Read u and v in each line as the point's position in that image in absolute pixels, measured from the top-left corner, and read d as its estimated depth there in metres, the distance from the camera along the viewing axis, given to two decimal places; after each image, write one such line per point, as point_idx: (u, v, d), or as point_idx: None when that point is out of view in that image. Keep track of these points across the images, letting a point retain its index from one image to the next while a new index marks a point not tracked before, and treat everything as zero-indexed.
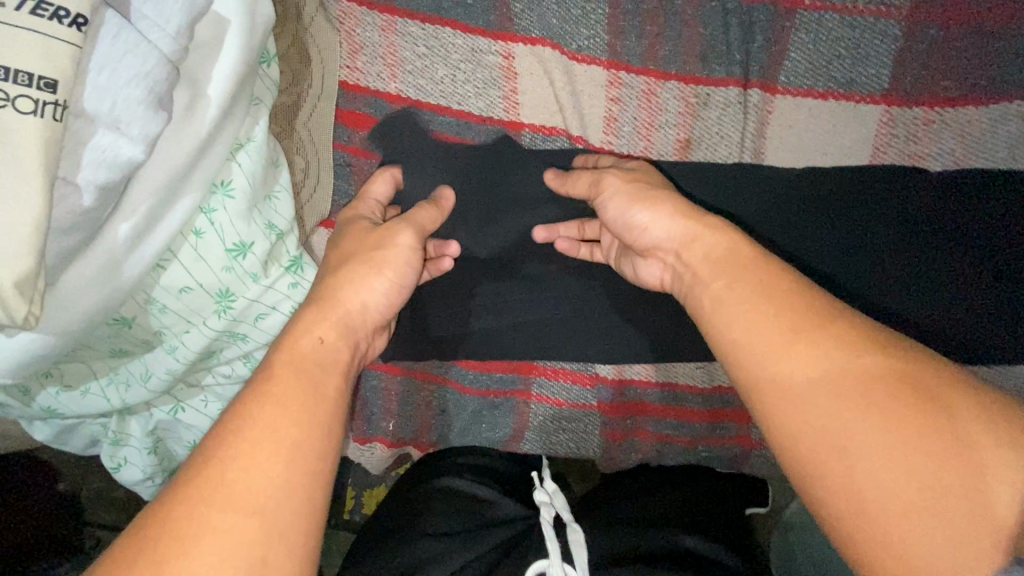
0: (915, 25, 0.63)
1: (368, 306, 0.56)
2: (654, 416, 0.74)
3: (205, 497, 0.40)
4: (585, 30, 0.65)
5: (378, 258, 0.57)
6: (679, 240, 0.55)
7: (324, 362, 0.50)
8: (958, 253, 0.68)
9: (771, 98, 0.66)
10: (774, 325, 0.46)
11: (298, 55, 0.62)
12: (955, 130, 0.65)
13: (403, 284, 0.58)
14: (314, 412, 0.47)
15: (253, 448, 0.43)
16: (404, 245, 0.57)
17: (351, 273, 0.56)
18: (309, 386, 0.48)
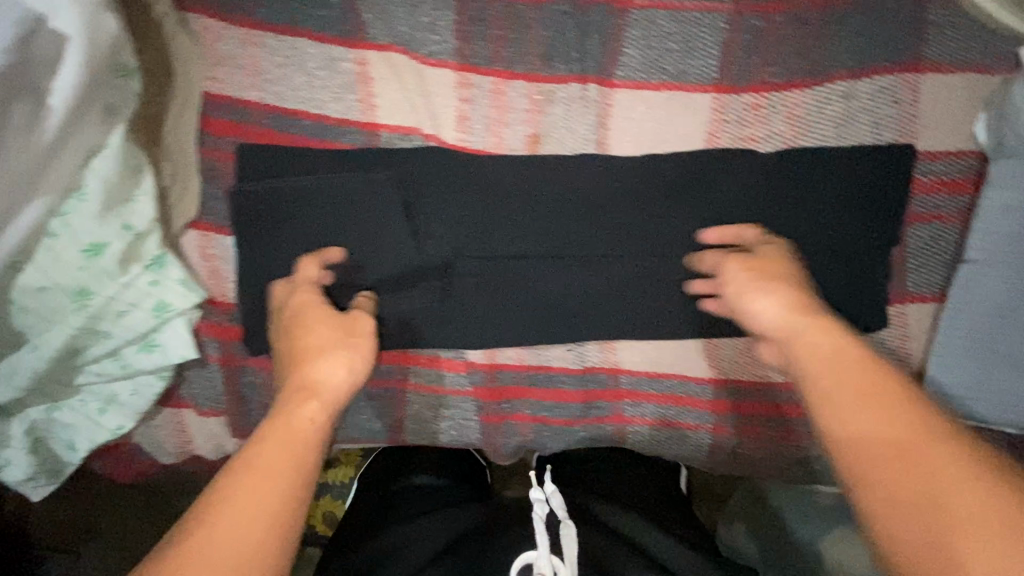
0: (737, 18, 0.68)
1: (344, 383, 0.54)
2: (530, 400, 0.79)
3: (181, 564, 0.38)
4: (435, 37, 0.69)
5: (353, 343, 0.57)
6: (782, 321, 0.55)
7: (310, 443, 0.47)
8: (789, 242, 0.71)
9: (610, 92, 0.70)
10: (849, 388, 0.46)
11: (163, 68, 0.67)
12: (782, 113, 0.69)
13: (362, 364, 0.56)
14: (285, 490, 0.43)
15: (229, 525, 0.40)
16: (369, 331, 0.60)
17: (331, 357, 0.55)
18: (297, 462, 0.45)
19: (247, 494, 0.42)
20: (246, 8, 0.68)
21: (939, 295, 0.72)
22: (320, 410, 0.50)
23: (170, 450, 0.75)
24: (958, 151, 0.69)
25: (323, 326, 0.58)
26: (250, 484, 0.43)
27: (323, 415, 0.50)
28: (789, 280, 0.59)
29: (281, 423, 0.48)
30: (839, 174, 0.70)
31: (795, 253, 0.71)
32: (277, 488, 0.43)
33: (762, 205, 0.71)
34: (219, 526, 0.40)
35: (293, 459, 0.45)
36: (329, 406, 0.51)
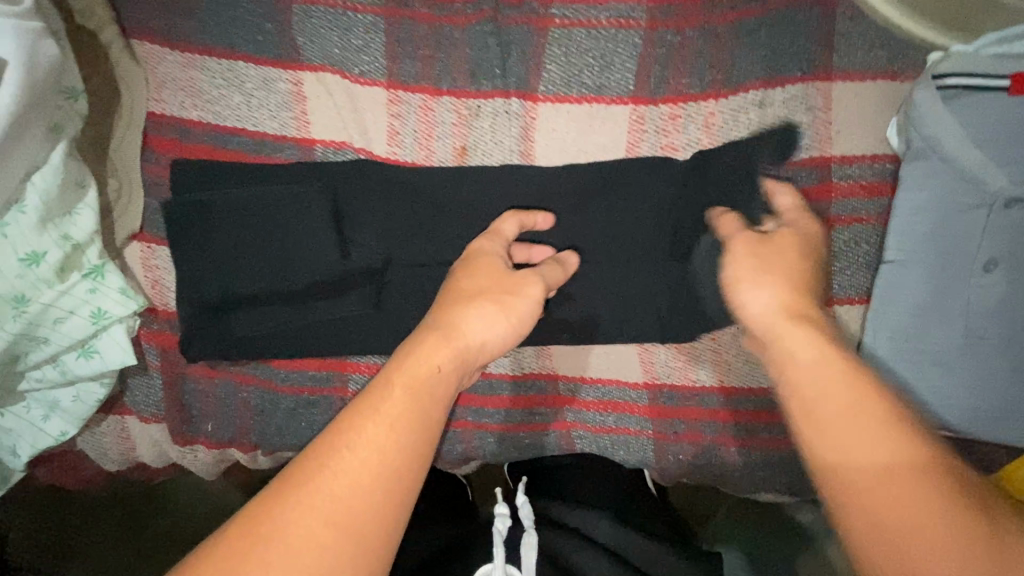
0: (651, 33, 0.72)
1: (484, 344, 0.58)
2: (470, 407, 0.79)
3: (311, 477, 0.45)
4: (365, 58, 0.74)
5: (510, 303, 0.60)
6: (774, 315, 0.54)
7: (438, 393, 0.53)
8: None
9: (533, 106, 0.73)
10: (826, 384, 0.47)
11: (110, 90, 0.72)
12: (699, 122, 0.72)
13: (517, 329, 0.61)
14: (415, 443, 0.49)
15: (355, 453, 0.46)
16: (533, 297, 0.62)
17: (481, 309, 0.59)
18: (426, 413, 0.50)
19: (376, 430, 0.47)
20: (188, 35, 0.72)
21: (865, 297, 0.72)
22: (450, 358, 0.55)
23: (114, 459, 0.77)
24: (874, 155, 0.71)
25: (484, 275, 0.62)
26: (387, 415, 0.49)
27: (454, 367, 0.55)
28: (798, 273, 0.58)
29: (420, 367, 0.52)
30: (755, 178, 0.71)
31: None
32: (408, 438, 0.48)
33: (688, 209, 0.71)
34: (353, 448, 0.46)
35: (420, 410, 0.50)
36: (461, 356, 0.56)
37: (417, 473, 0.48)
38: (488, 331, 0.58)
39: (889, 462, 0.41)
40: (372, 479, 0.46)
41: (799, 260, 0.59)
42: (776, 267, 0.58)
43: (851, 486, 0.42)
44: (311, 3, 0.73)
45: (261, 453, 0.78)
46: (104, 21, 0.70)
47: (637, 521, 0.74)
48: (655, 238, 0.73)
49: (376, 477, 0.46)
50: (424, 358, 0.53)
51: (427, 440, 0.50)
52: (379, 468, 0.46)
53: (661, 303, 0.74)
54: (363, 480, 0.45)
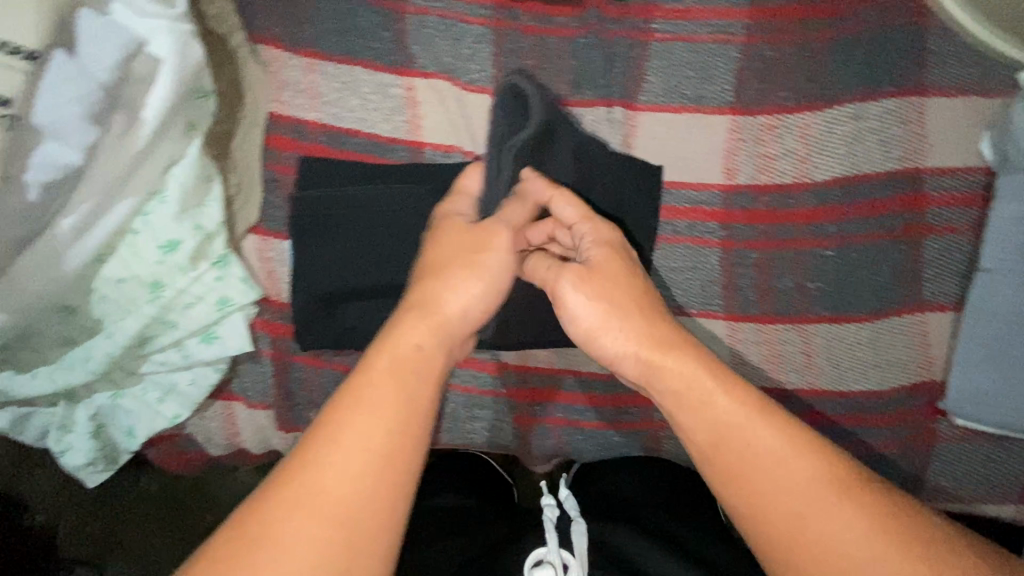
0: (749, 49, 0.76)
1: (466, 312, 0.58)
2: (560, 404, 0.81)
3: (299, 481, 0.46)
4: (475, 66, 0.78)
5: (482, 264, 0.59)
6: (643, 363, 0.57)
7: (423, 369, 0.53)
8: (803, 250, 0.75)
9: (635, 114, 0.77)
10: (743, 414, 0.52)
11: (236, 91, 0.75)
12: (795, 133, 0.75)
13: (501, 287, 0.60)
14: (410, 420, 0.50)
15: (336, 448, 0.47)
16: (502, 247, 0.61)
17: (454, 278, 0.59)
18: (413, 392, 0.51)
19: (354, 425, 0.48)
20: (310, 41, 0.77)
21: (957, 305, 0.74)
22: (428, 334, 0.55)
23: (219, 443, 0.79)
24: (966, 168, 0.73)
25: (449, 244, 0.61)
26: (367, 406, 0.49)
27: (434, 341, 0.55)
28: (632, 295, 0.59)
29: (392, 349, 0.52)
30: (845, 188, 0.74)
31: (813, 263, 0.75)
32: (399, 418, 0.49)
33: (780, 218, 0.75)
34: (343, 444, 0.47)
35: (407, 390, 0.51)
36: (438, 330, 0.55)
37: (417, 447, 0.49)
38: (459, 294, 0.58)
39: (810, 483, 0.49)
40: (366, 463, 0.47)
41: (622, 278, 0.59)
42: (608, 299, 0.58)
43: (765, 495, 0.50)
44: (425, 14, 0.78)
45: None
46: (235, 27, 0.75)
47: (686, 517, 0.73)
48: (750, 244, 0.76)
49: (364, 461, 0.47)
50: (401, 337, 0.54)
51: (419, 415, 0.50)
52: (373, 452, 0.47)
53: (756, 306, 0.76)
54: (360, 466, 0.47)
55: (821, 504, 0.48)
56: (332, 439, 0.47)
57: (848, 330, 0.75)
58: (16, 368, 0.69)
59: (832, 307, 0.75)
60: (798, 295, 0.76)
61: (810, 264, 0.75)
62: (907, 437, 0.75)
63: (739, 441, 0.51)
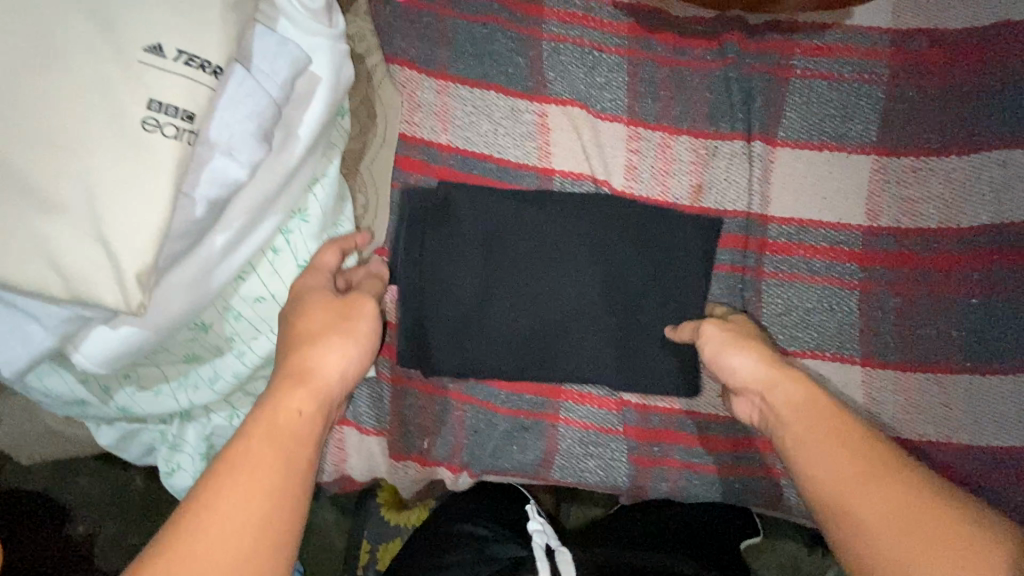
0: (894, 89, 0.74)
1: (344, 376, 0.56)
2: (679, 445, 0.77)
3: (175, 549, 0.43)
4: (608, 95, 0.77)
5: (350, 328, 0.57)
6: (762, 373, 0.60)
7: (302, 436, 0.50)
8: (947, 297, 0.73)
9: (772, 150, 0.75)
10: (815, 406, 0.56)
11: (367, 109, 0.73)
12: (941, 177, 0.73)
13: (372, 352, 0.58)
14: (283, 491, 0.47)
15: (214, 513, 0.44)
16: (370, 315, 0.58)
17: (326, 343, 0.55)
18: (290, 462, 0.49)
19: (231, 490, 0.45)
20: (445, 63, 0.76)
21: None
22: (308, 399, 0.52)
23: (327, 468, 0.78)
24: None
25: (319, 311, 0.57)
26: (251, 470, 0.47)
27: (315, 411, 0.52)
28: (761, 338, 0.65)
29: (270, 414, 0.50)
30: (991, 235, 0.72)
31: (957, 310, 0.72)
32: (273, 487, 0.47)
33: (922, 263, 0.73)
34: (223, 507, 0.45)
35: (282, 459, 0.48)
36: (317, 396, 0.53)
37: (292, 518, 0.47)
38: (338, 362, 0.55)
39: (859, 465, 0.52)
40: (236, 536, 0.44)
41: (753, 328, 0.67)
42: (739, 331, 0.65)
43: (818, 472, 0.53)
44: (561, 41, 0.77)
45: (468, 474, 0.78)
46: (373, 47, 0.74)
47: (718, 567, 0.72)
48: (888, 287, 0.74)
49: (241, 529, 0.44)
50: (281, 403, 0.51)
51: (296, 484, 0.48)
52: (247, 523, 0.45)
53: (892, 351, 0.74)
54: (229, 542, 0.43)
55: (871, 480, 0.51)
56: (209, 503, 0.45)
57: (998, 382, 0.71)
58: (141, 384, 0.67)
59: (979, 357, 0.72)
60: (939, 343, 0.73)
61: (952, 312, 0.72)
62: None
63: (799, 423, 0.56)
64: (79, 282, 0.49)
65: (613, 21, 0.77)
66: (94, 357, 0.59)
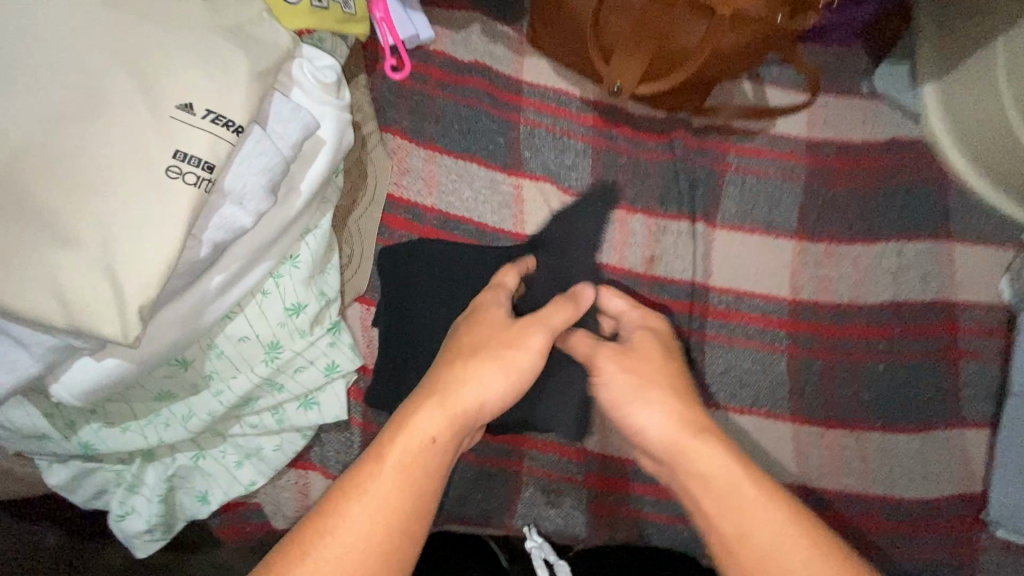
0: (810, 186, 0.89)
1: (485, 404, 0.57)
2: (633, 494, 0.82)
3: (299, 555, 0.46)
4: (575, 174, 0.88)
5: (506, 356, 0.59)
6: (669, 436, 0.58)
7: (433, 464, 0.52)
8: (859, 364, 0.84)
9: (713, 230, 0.87)
10: (750, 499, 0.52)
11: (359, 170, 0.81)
12: (850, 261, 0.87)
13: (524, 382, 0.59)
14: (406, 522, 0.49)
15: (338, 529, 0.47)
16: (531, 351, 0.60)
17: (480, 367, 0.57)
18: (418, 491, 0.50)
19: (359, 509, 0.48)
20: (433, 136, 0.85)
21: (989, 423, 0.84)
22: (444, 428, 0.54)
23: (286, 515, 0.76)
24: (990, 304, 0.87)
25: (482, 333, 0.61)
26: (381, 493, 0.49)
27: (450, 437, 0.54)
28: (666, 377, 0.62)
29: (408, 435, 0.52)
30: (891, 312, 0.85)
31: (867, 376, 0.84)
32: (397, 515, 0.49)
33: (837, 334, 0.85)
34: (351, 526, 0.47)
35: (412, 488, 0.50)
36: (455, 422, 0.54)
37: (404, 553, 0.48)
38: (483, 387, 0.56)
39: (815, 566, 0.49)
40: (356, 556, 0.46)
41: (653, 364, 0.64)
42: (636, 376, 0.62)
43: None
44: (536, 126, 0.88)
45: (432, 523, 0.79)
46: (369, 117, 0.82)
47: None
48: (810, 353, 0.85)
49: (362, 552, 0.47)
50: (416, 427, 0.53)
51: (416, 518, 0.49)
52: (367, 546, 0.47)
53: (817, 410, 0.83)
54: (348, 562, 0.46)
55: None
56: (336, 518, 0.48)
57: (901, 440, 0.82)
58: (108, 421, 0.67)
59: (887, 417, 0.83)
60: (855, 404, 0.83)
61: (862, 377, 0.84)
62: (953, 547, 0.80)
63: (740, 519, 0.52)
64: (81, 313, 0.52)
65: (580, 114, 0.90)
66: (72, 389, 0.60)
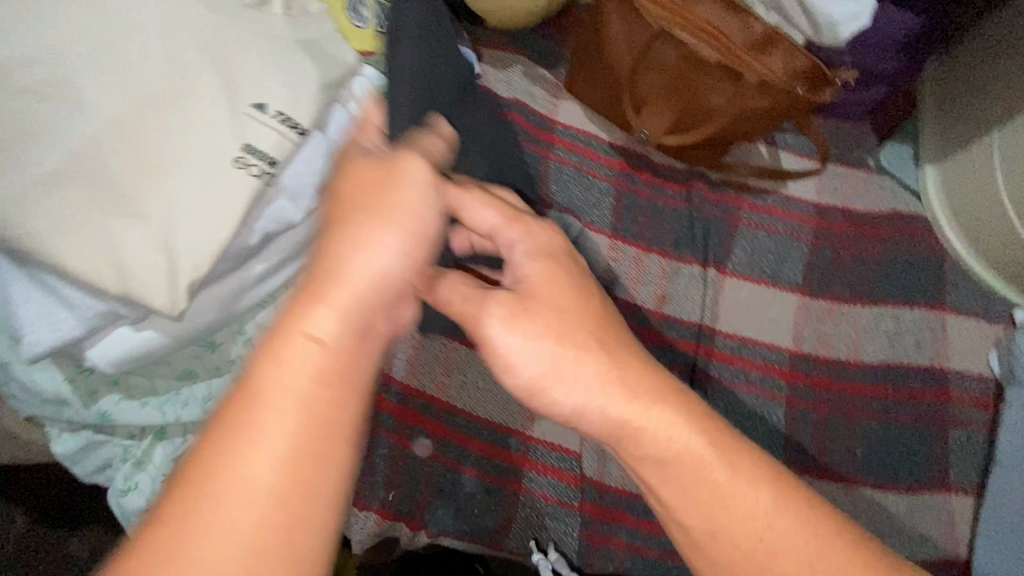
0: (815, 247, 0.95)
1: (383, 271, 0.46)
2: (626, 526, 0.83)
3: (182, 524, 0.38)
4: (598, 211, 0.93)
5: (391, 210, 0.48)
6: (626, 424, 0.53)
7: (330, 363, 0.43)
8: (853, 420, 0.87)
9: (723, 277, 0.92)
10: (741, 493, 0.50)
11: None
12: (850, 321, 0.92)
13: (424, 234, 0.48)
14: (307, 450, 0.40)
15: (221, 483, 0.38)
16: (416, 191, 0.48)
17: (365, 234, 0.46)
18: (317, 404, 0.41)
19: (243, 450, 0.39)
20: None
21: (975, 490, 0.87)
22: (334, 319, 0.44)
23: None
24: (980, 375, 0.91)
25: (354, 183, 0.49)
26: (265, 424, 0.40)
27: (345, 323, 0.44)
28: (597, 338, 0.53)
29: (285, 338, 0.42)
30: (886, 372, 0.89)
31: (860, 432, 0.87)
32: (292, 444, 0.40)
33: (834, 389, 0.88)
34: (238, 472, 0.39)
35: (301, 405, 0.41)
36: (351, 309, 0.45)
37: (316, 481, 0.40)
38: (381, 250, 0.46)
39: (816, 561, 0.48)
40: (257, 502, 0.39)
41: (578, 311, 0.53)
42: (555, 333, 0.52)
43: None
44: (564, 163, 0.94)
45: (426, 534, 0.80)
46: None
47: None
48: (807, 404, 0.88)
49: (264, 495, 0.39)
50: (298, 331, 0.43)
51: (321, 437, 0.41)
52: (268, 487, 0.39)
53: (813, 461, 0.85)
54: (246, 510, 0.38)
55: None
56: (215, 468, 0.39)
57: (892, 497, 0.84)
58: (127, 394, 0.68)
59: (879, 472, 0.85)
60: (848, 457, 0.86)
61: (856, 432, 0.87)
62: None
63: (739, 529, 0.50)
64: (134, 281, 0.56)
65: (607, 157, 0.96)
66: (109, 356, 0.62)
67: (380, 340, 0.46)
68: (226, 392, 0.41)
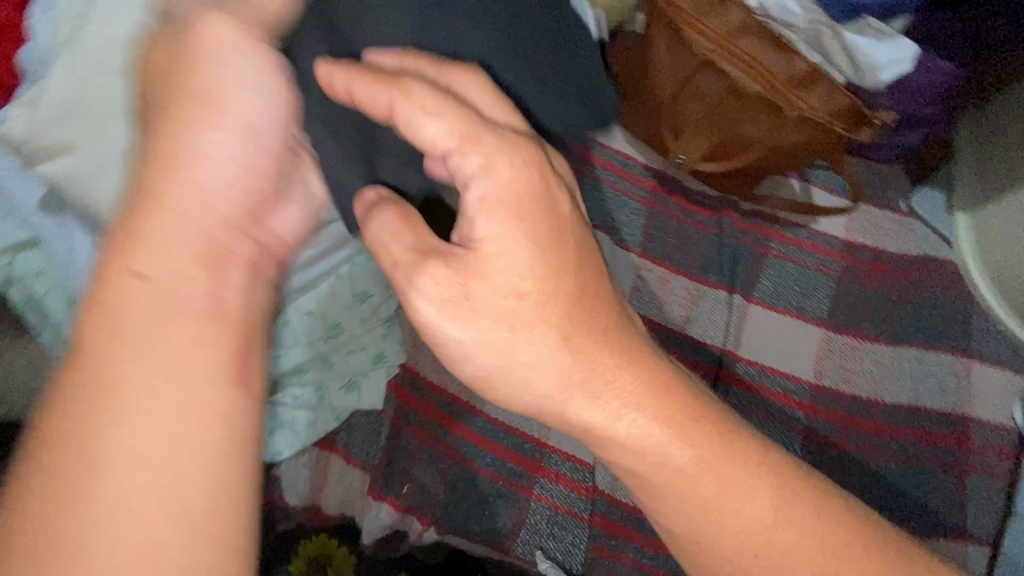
0: (843, 283, 0.96)
1: (219, 174, 0.45)
2: (636, 544, 0.82)
3: (61, 488, 0.37)
4: (628, 230, 0.95)
5: (204, 107, 0.45)
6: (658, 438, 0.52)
7: (180, 285, 0.42)
8: (871, 458, 0.87)
9: (748, 303, 0.93)
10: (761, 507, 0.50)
11: None
12: (873, 359, 0.92)
13: (252, 127, 0.46)
14: (164, 385, 0.40)
15: (96, 440, 0.38)
16: (227, 75, 0.45)
17: (182, 138, 0.44)
18: (165, 335, 0.41)
19: (104, 403, 0.38)
20: None
21: (992, 540, 0.85)
22: (176, 239, 0.43)
23: (303, 491, 0.81)
24: (1002, 424, 0.91)
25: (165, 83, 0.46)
26: (112, 370, 0.39)
27: (193, 239, 0.44)
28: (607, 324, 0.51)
29: (119, 270, 0.41)
30: (906, 413, 0.89)
31: (877, 470, 0.86)
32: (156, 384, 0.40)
33: (853, 426, 0.88)
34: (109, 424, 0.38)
35: (147, 339, 0.40)
36: (198, 224, 0.44)
37: (195, 410, 0.40)
38: (216, 161, 0.45)
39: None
40: (144, 447, 0.38)
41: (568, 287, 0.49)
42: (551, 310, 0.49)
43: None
44: (599, 181, 0.97)
45: (436, 530, 0.81)
46: None
47: None
48: (825, 438, 0.87)
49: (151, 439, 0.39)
50: (131, 262, 0.42)
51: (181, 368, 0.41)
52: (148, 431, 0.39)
53: None
54: (129, 458, 0.38)
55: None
56: (84, 428, 0.38)
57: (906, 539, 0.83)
58: None
59: (894, 512, 0.85)
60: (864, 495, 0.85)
61: (874, 471, 0.86)
62: None
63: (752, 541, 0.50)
64: None
65: (641, 178, 0.98)
66: None
67: (237, 254, 0.46)
68: (68, 353, 0.40)
